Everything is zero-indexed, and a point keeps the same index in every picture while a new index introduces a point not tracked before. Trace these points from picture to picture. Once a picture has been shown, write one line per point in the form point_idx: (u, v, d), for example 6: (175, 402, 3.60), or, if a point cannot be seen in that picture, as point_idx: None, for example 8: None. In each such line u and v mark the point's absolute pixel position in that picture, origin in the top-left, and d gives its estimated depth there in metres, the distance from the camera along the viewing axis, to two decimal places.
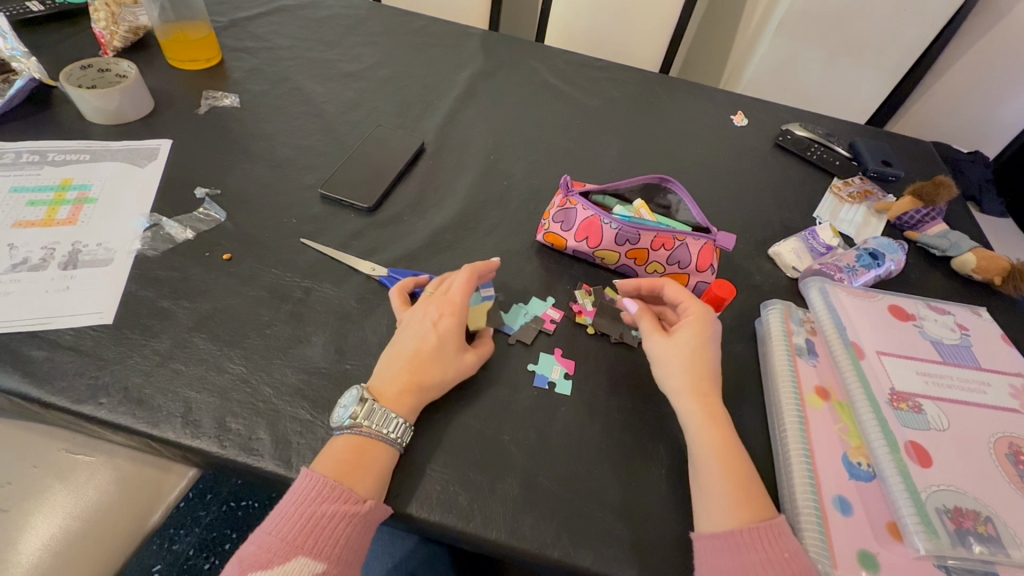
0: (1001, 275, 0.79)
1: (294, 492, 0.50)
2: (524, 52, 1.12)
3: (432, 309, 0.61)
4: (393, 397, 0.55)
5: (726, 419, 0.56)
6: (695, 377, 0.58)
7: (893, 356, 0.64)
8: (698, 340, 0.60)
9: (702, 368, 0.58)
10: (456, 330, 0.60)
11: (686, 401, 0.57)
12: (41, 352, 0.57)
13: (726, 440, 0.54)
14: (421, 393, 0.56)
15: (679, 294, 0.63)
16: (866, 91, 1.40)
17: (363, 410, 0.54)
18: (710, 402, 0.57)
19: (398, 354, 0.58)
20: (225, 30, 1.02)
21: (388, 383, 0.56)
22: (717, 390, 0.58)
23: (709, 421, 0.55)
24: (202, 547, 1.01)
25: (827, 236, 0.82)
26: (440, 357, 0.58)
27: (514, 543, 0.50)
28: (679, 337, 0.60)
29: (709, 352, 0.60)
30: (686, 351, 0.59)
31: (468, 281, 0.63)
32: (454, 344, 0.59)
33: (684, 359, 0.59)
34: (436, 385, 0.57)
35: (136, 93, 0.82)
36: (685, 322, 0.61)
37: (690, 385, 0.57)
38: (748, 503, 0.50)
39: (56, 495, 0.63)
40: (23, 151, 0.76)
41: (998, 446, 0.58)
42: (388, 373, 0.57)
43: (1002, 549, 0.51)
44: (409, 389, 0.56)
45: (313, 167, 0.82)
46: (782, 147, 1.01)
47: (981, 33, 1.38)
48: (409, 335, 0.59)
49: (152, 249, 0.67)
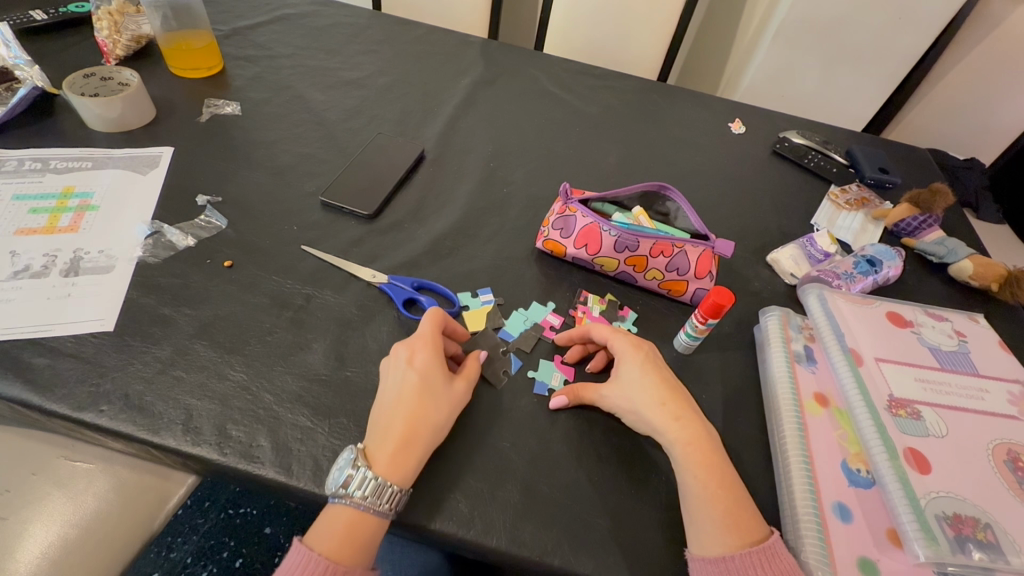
0: (997, 281, 0.79)
1: (286, 567, 0.49)
2: (523, 60, 1.13)
3: (402, 354, 0.57)
4: (391, 455, 0.51)
5: (709, 439, 0.55)
6: (660, 406, 0.56)
7: (890, 362, 0.65)
8: (642, 370, 0.59)
9: (663, 394, 0.57)
10: (436, 363, 0.57)
11: (663, 424, 0.55)
12: (42, 359, 0.57)
13: (710, 462, 0.53)
14: (419, 441, 0.53)
15: (603, 332, 0.62)
16: (862, 99, 1.41)
17: (356, 477, 0.50)
18: (689, 423, 0.55)
19: (383, 410, 0.55)
20: (227, 39, 1.03)
21: (382, 442, 0.52)
22: (693, 407, 0.57)
23: (690, 445, 0.54)
24: (200, 555, 1.01)
25: (825, 243, 0.82)
26: (429, 395, 0.55)
27: (514, 551, 0.50)
28: (626, 376, 0.59)
29: (665, 376, 0.59)
30: (638, 386, 0.58)
31: (434, 318, 0.60)
32: (438, 377, 0.56)
33: (642, 395, 0.57)
34: (434, 427, 0.54)
35: (138, 102, 0.82)
36: (621, 360, 0.60)
37: (658, 413, 0.56)
38: (737, 528, 0.50)
39: (54, 502, 0.63)
40: (25, 159, 0.77)
41: (997, 452, 0.58)
42: (378, 433, 0.53)
43: (1001, 555, 0.51)
44: (404, 442, 0.52)
45: (314, 175, 0.82)
46: (779, 155, 1.02)
47: (975, 41, 1.40)
48: (388, 385, 0.56)
49: (153, 256, 0.67)
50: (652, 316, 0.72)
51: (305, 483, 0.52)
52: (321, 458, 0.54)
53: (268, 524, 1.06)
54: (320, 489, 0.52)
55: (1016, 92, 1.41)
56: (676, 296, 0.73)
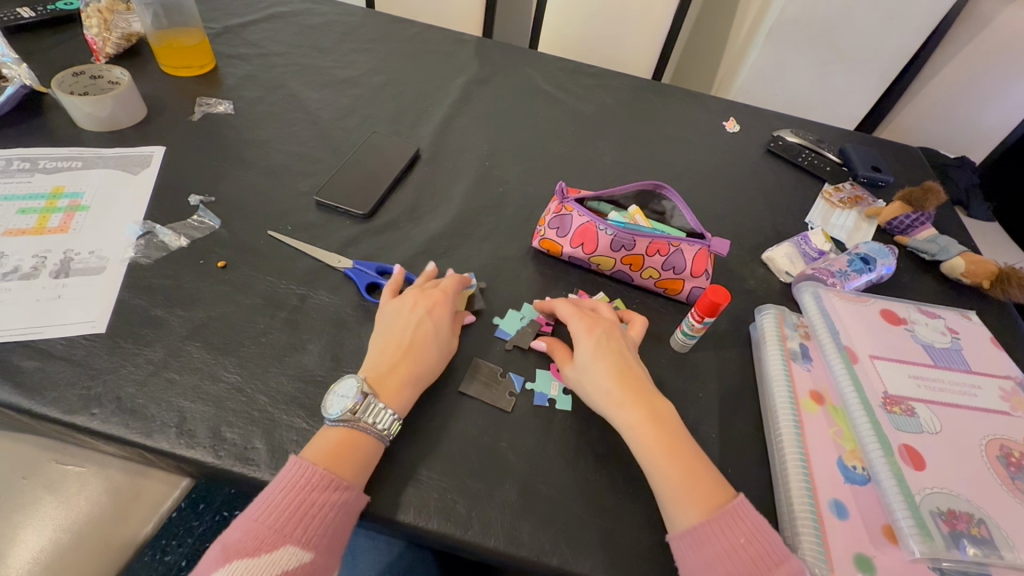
0: (989, 278, 0.80)
1: (283, 478, 0.49)
2: (518, 58, 1.12)
3: (422, 303, 0.62)
4: (392, 386, 0.56)
5: (655, 423, 0.55)
6: (606, 393, 0.57)
7: (885, 359, 0.65)
8: (593, 351, 0.59)
9: (610, 377, 0.57)
10: (449, 320, 0.62)
11: (612, 406, 0.56)
12: (32, 362, 0.56)
13: (659, 446, 0.53)
14: (418, 379, 0.57)
15: (564, 311, 0.64)
16: (854, 98, 1.42)
17: (362, 405, 0.54)
18: (634, 409, 0.55)
19: (392, 345, 0.59)
20: (218, 37, 1.02)
21: (387, 374, 0.57)
22: (642, 391, 0.57)
23: (636, 432, 0.54)
24: (195, 557, 1.00)
25: (819, 241, 0.82)
26: (436, 344, 0.60)
27: (512, 551, 0.50)
28: (579, 359, 0.59)
29: (614, 360, 0.59)
30: (589, 370, 0.58)
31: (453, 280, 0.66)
32: (447, 332, 0.61)
33: (591, 381, 0.58)
34: (431, 372, 0.59)
35: (129, 101, 0.81)
36: (574, 341, 0.61)
37: (604, 399, 0.57)
38: (694, 501, 0.50)
39: (46, 507, 0.62)
40: (14, 158, 0.76)
41: (990, 448, 0.59)
42: (381, 363, 0.58)
43: (995, 550, 0.51)
44: (406, 377, 0.57)
45: (308, 174, 0.81)
46: (773, 154, 1.02)
47: (964, 41, 1.42)
48: (402, 326, 0.60)
49: (144, 257, 0.67)
50: (649, 315, 0.72)
51: None
52: None
53: None
54: None
55: (1005, 91, 1.43)
56: (673, 294, 0.73)
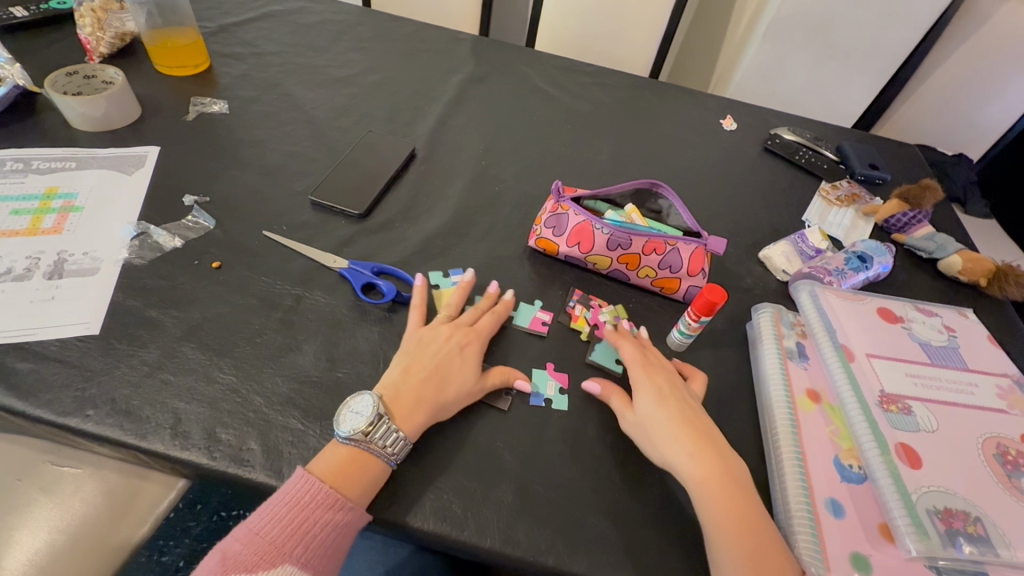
0: (986, 276, 0.80)
1: (288, 491, 0.50)
2: (514, 56, 1.12)
3: (457, 336, 0.61)
4: (408, 410, 0.55)
5: (728, 477, 0.53)
6: (674, 441, 0.55)
7: (882, 358, 0.65)
8: (660, 399, 0.58)
9: (678, 427, 0.56)
10: (478, 356, 0.61)
11: (679, 458, 0.54)
12: (25, 364, 0.56)
13: (730, 502, 0.51)
14: (435, 408, 0.56)
15: (628, 353, 0.62)
16: (852, 95, 1.42)
17: (376, 427, 0.53)
18: (705, 460, 0.54)
19: (416, 368, 0.58)
20: (213, 36, 1.01)
21: (404, 396, 0.56)
22: (714, 441, 0.55)
23: (705, 485, 0.52)
24: (192, 558, 1.00)
25: (816, 239, 0.82)
26: (459, 377, 0.58)
27: (508, 552, 0.50)
28: (643, 405, 0.58)
29: (682, 409, 0.57)
30: (655, 416, 0.56)
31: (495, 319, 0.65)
32: (475, 366, 0.60)
33: (656, 428, 0.56)
34: (450, 404, 0.57)
35: (123, 101, 0.81)
36: (638, 386, 0.59)
37: (671, 448, 0.54)
38: (766, 569, 0.47)
39: (40, 508, 0.62)
40: (7, 159, 0.75)
41: (986, 446, 0.59)
42: (401, 381, 0.57)
43: (991, 549, 0.51)
44: (425, 402, 0.55)
45: (303, 173, 0.81)
46: (771, 152, 1.02)
47: (963, 37, 1.41)
48: (430, 352, 0.59)
49: (139, 258, 0.66)
50: (645, 314, 0.72)
51: None
52: (313, 461, 0.53)
53: None
54: None
55: (1003, 87, 1.43)
56: (669, 293, 0.73)
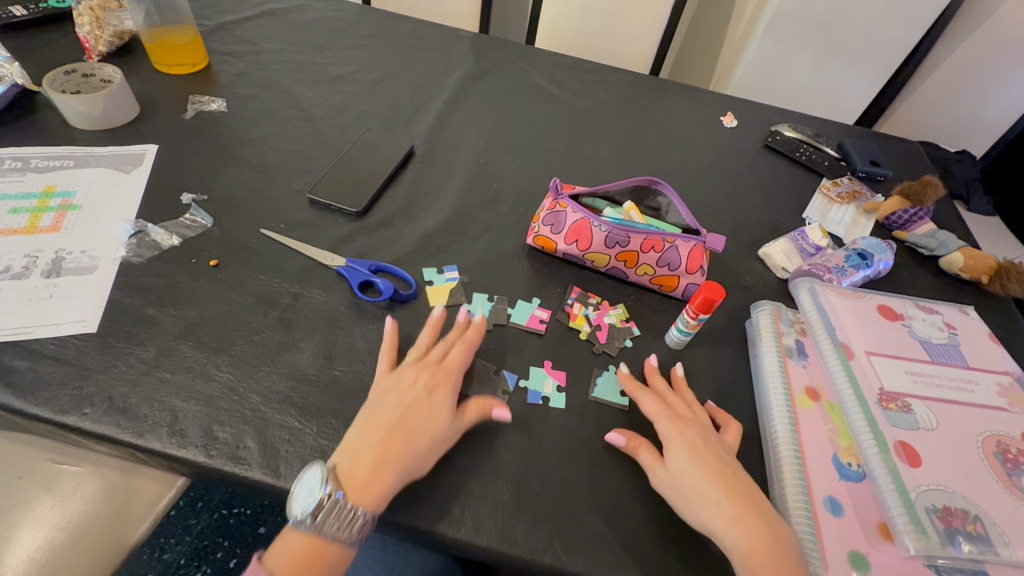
0: (988, 273, 0.80)
1: None
2: (514, 54, 1.12)
3: (423, 380, 0.56)
4: (366, 480, 0.50)
5: (775, 545, 0.48)
6: (714, 505, 0.50)
7: (882, 355, 0.65)
8: (693, 457, 0.53)
9: (717, 490, 0.51)
10: (449, 400, 0.55)
11: (721, 525, 0.50)
12: (23, 362, 0.56)
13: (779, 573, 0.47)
14: (401, 471, 0.51)
15: (651, 404, 0.59)
16: (854, 92, 1.41)
17: (329, 503, 0.49)
18: (750, 528, 0.49)
19: (378, 424, 0.53)
20: (212, 34, 1.01)
21: (363, 461, 0.51)
22: (756, 503, 0.51)
23: (752, 555, 0.48)
24: (194, 555, 1.00)
25: (816, 237, 0.82)
26: (427, 428, 0.53)
27: (505, 550, 0.50)
28: (677, 463, 0.53)
29: (719, 468, 0.53)
30: (691, 476, 0.52)
31: (465, 352, 0.60)
32: (444, 413, 0.54)
33: (694, 489, 0.51)
34: (418, 462, 0.51)
35: (121, 99, 0.81)
36: (669, 443, 0.55)
37: (712, 514, 0.50)
38: None
39: (40, 506, 0.62)
40: (6, 158, 0.75)
41: (986, 444, 0.59)
42: (361, 444, 0.52)
43: (990, 547, 0.51)
44: (387, 466, 0.50)
45: (302, 172, 0.81)
46: (771, 149, 1.01)
47: (967, 33, 1.40)
48: (394, 403, 0.54)
49: (137, 256, 0.66)
50: (644, 311, 0.71)
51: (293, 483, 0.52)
52: (309, 459, 0.53)
53: (263, 524, 1.06)
54: None
55: (1007, 83, 1.42)
56: (668, 291, 0.73)
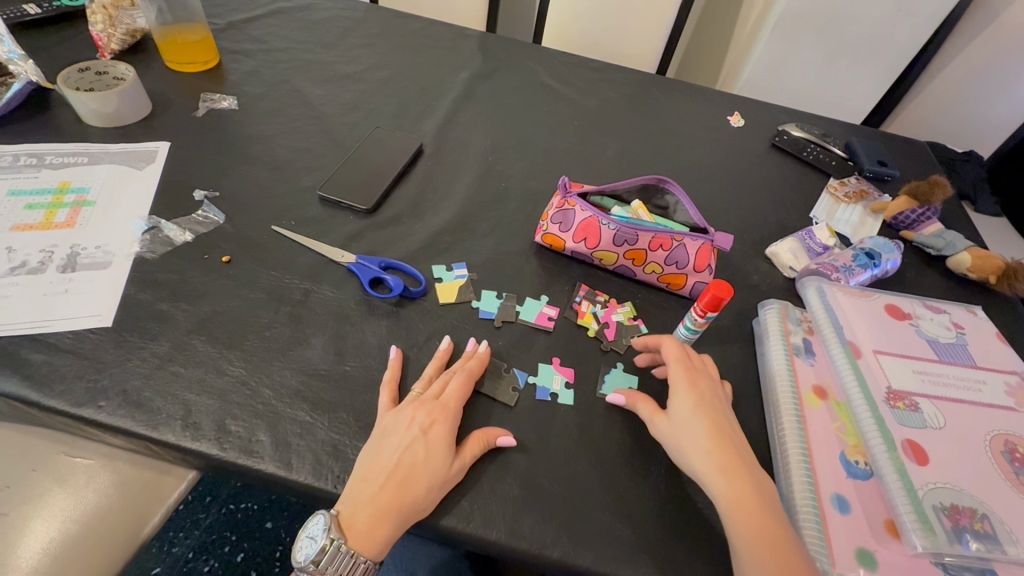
0: (995, 274, 0.79)
1: None
2: (522, 53, 1.12)
3: (420, 419, 0.54)
4: (367, 530, 0.50)
5: (760, 498, 0.50)
6: (706, 454, 0.52)
7: (889, 354, 0.65)
8: (694, 408, 0.55)
9: (711, 441, 0.53)
10: (447, 440, 0.54)
11: (710, 473, 0.51)
12: (40, 355, 0.57)
13: (761, 523, 0.48)
14: (401, 518, 0.50)
15: (671, 352, 0.60)
16: (861, 92, 1.41)
17: (330, 550, 0.49)
18: (737, 478, 0.51)
19: (376, 471, 0.51)
20: (223, 32, 1.02)
21: (363, 511, 0.50)
22: (747, 458, 0.52)
23: (737, 505, 0.49)
24: (202, 549, 1.01)
25: (823, 236, 0.82)
26: (425, 473, 0.51)
27: (514, 544, 0.50)
28: (677, 411, 0.55)
29: (716, 420, 0.54)
30: (688, 426, 0.54)
31: (463, 386, 0.58)
32: (443, 454, 0.53)
33: (690, 437, 0.53)
34: (418, 509, 0.50)
35: (134, 96, 0.82)
36: (674, 391, 0.56)
37: (702, 461, 0.52)
38: None
39: (55, 498, 0.63)
40: (21, 154, 0.76)
41: (994, 444, 0.59)
42: (360, 492, 0.51)
43: (998, 546, 0.51)
44: (388, 514, 0.50)
45: (312, 169, 0.82)
46: (778, 148, 1.02)
47: (975, 33, 1.39)
48: (391, 446, 0.52)
49: (150, 252, 0.67)
50: (651, 309, 0.72)
51: (305, 477, 0.52)
52: (320, 453, 0.54)
53: (270, 519, 1.07)
54: (320, 484, 0.52)
55: (1016, 84, 1.41)
56: (675, 289, 0.73)
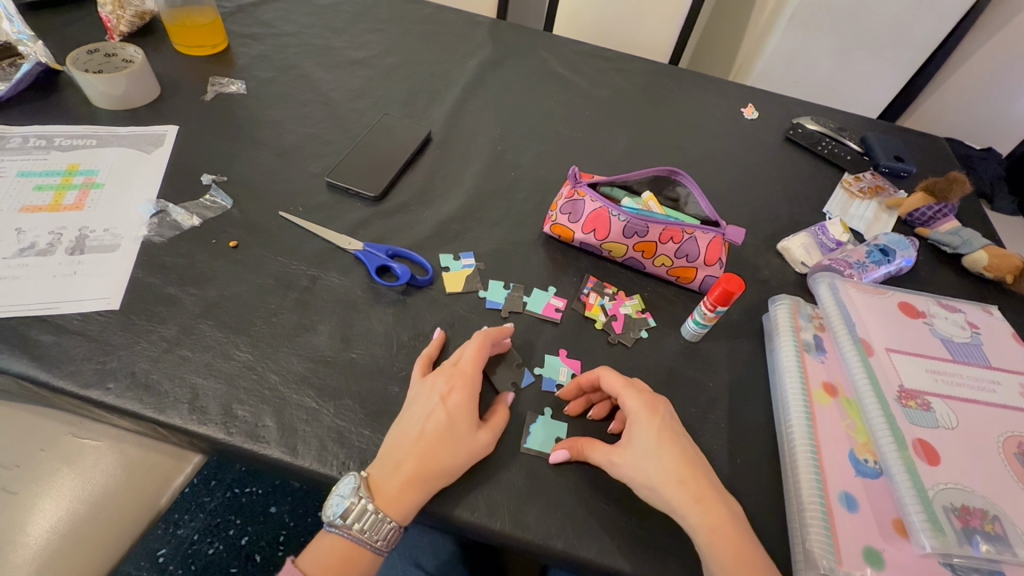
0: (1013, 273, 0.78)
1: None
2: (533, 40, 1.10)
3: (439, 386, 0.55)
4: (395, 495, 0.50)
5: (733, 521, 0.50)
6: (678, 484, 0.51)
7: (901, 353, 0.64)
8: (657, 438, 0.53)
9: (683, 471, 0.51)
10: (467, 407, 0.54)
11: (682, 502, 0.50)
12: (49, 336, 0.57)
13: (737, 549, 0.48)
14: (429, 484, 0.51)
15: (614, 382, 0.56)
16: (878, 85, 1.39)
17: (356, 508, 0.50)
18: (710, 505, 0.50)
19: (402, 439, 0.52)
20: (232, 16, 1.01)
21: (391, 476, 0.51)
22: (715, 483, 0.52)
23: (713, 533, 0.49)
24: (206, 532, 1.02)
25: (837, 232, 0.81)
26: (449, 440, 0.52)
27: (518, 533, 0.50)
28: (638, 442, 0.53)
29: (683, 449, 0.53)
30: (654, 458, 0.52)
31: (479, 350, 0.57)
32: (466, 422, 0.53)
33: (659, 468, 0.51)
34: (446, 476, 0.51)
35: (142, 79, 0.81)
36: (634, 422, 0.54)
37: (676, 493, 0.50)
38: None
39: (63, 479, 0.63)
40: (30, 135, 0.76)
41: (1007, 445, 0.58)
42: (387, 459, 0.52)
43: (1008, 548, 0.50)
44: (415, 481, 0.50)
45: (320, 155, 0.81)
46: (792, 141, 1.00)
47: (997, 27, 1.36)
48: (412, 417, 0.53)
49: (158, 236, 0.67)
50: (660, 302, 0.71)
51: (310, 463, 0.52)
52: (327, 439, 0.54)
53: (274, 504, 1.08)
54: (325, 470, 0.52)
55: None
56: (685, 283, 0.72)
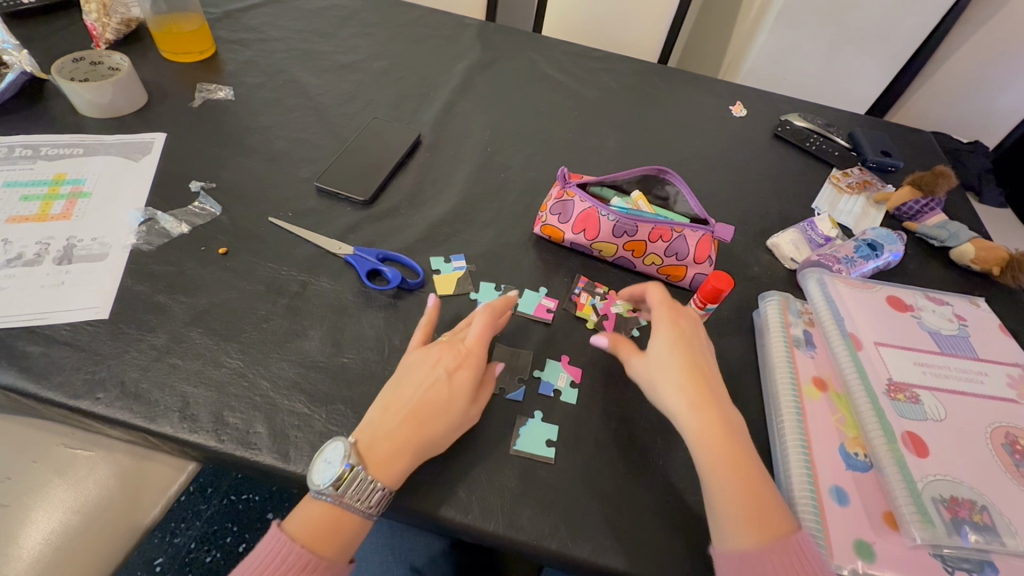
0: (999, 265, 0.79)
1: (266, 548, 0.49)
2: (521, 42, 1.11)
3: (443, 362, 0.55)
4: (383, 462, 0.50)
5: (727, 426, 0.52)
6: (679, 389, 0.54)
7: (890, 346, 0.64)
8: (670, 344, 0.56)
9: (686, 374, 0.54)
10: (468, 386, 0.54)
11: (682, 403, 0.53)
12: (37, 347, 0.57)
13: (728, 453, 0.51)
14: (415, 454, 0.51)
15: (655, 297, 0.60)
16: (865, 81, 1.40)
17: (349, 477, 0.49)
18: (706, 410, 0.52)
19: (398, 406, 0.53)
20: (219, 22, 1.01)
21: (383, 438, 0.51)
22: (717, 391, 0.54)
23: (704, 434, 0.51)
24: (204, 540, 1.02)
25: (825, 227, 0.82)
26: (442, 414, 0.52)
27: (511, 534, 0.50)
28: (654, 349, 0.56)
29: (694, 357, 0.56)
30: (662, 362, 0.55)
31: (485, 330, 0.57)
32: (462, 400, 0.53)
33: (664, 373, 0.55)
34: (435, 447, 0.52)
35: (129, 87, 0.81)
36: (654, 330, 0.58)
37: (676, 397, 0.53)
38: (760, 523, 0.47)
39: (54, 489, 0.63)
40: (16, 145, 0.76)
41: (995, 436, 0.58)
42: (380, 424, 0.52)
43: (996, 538, 0.51)
44: (404, 450, 0.51)
45: (309, 160, 0.81)
46: (781, 138, 1.00)
47: (982, 21, 1.37)
48: (411, 385, 0.54)
49: (146, 244, 0.67)
50: None
51: (301, 468, 0.52)
52: (318, 445, 0.54)
53: (272, 510, 1.07)
54: None
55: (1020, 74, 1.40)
56: (675, 281, 0.72)
